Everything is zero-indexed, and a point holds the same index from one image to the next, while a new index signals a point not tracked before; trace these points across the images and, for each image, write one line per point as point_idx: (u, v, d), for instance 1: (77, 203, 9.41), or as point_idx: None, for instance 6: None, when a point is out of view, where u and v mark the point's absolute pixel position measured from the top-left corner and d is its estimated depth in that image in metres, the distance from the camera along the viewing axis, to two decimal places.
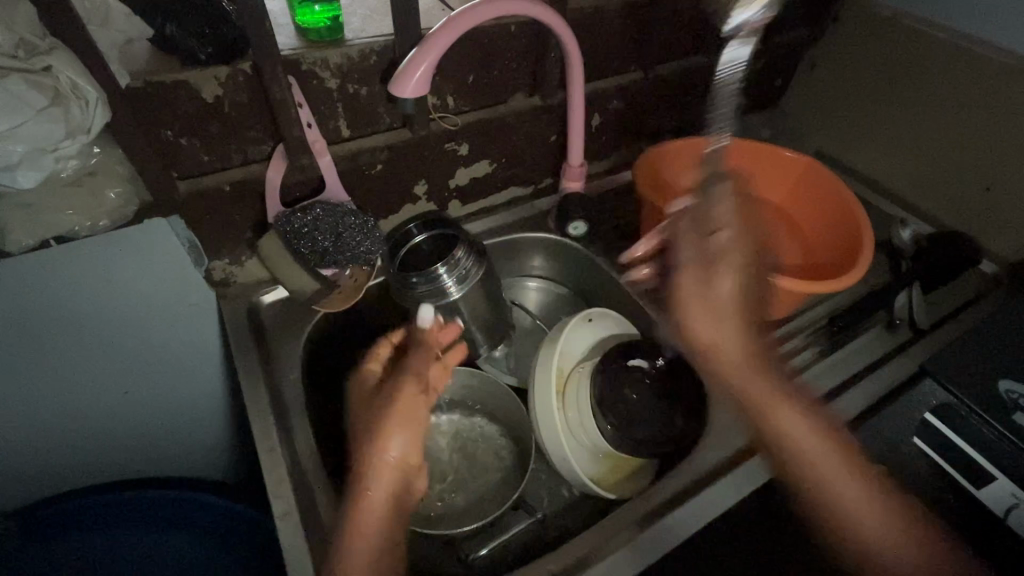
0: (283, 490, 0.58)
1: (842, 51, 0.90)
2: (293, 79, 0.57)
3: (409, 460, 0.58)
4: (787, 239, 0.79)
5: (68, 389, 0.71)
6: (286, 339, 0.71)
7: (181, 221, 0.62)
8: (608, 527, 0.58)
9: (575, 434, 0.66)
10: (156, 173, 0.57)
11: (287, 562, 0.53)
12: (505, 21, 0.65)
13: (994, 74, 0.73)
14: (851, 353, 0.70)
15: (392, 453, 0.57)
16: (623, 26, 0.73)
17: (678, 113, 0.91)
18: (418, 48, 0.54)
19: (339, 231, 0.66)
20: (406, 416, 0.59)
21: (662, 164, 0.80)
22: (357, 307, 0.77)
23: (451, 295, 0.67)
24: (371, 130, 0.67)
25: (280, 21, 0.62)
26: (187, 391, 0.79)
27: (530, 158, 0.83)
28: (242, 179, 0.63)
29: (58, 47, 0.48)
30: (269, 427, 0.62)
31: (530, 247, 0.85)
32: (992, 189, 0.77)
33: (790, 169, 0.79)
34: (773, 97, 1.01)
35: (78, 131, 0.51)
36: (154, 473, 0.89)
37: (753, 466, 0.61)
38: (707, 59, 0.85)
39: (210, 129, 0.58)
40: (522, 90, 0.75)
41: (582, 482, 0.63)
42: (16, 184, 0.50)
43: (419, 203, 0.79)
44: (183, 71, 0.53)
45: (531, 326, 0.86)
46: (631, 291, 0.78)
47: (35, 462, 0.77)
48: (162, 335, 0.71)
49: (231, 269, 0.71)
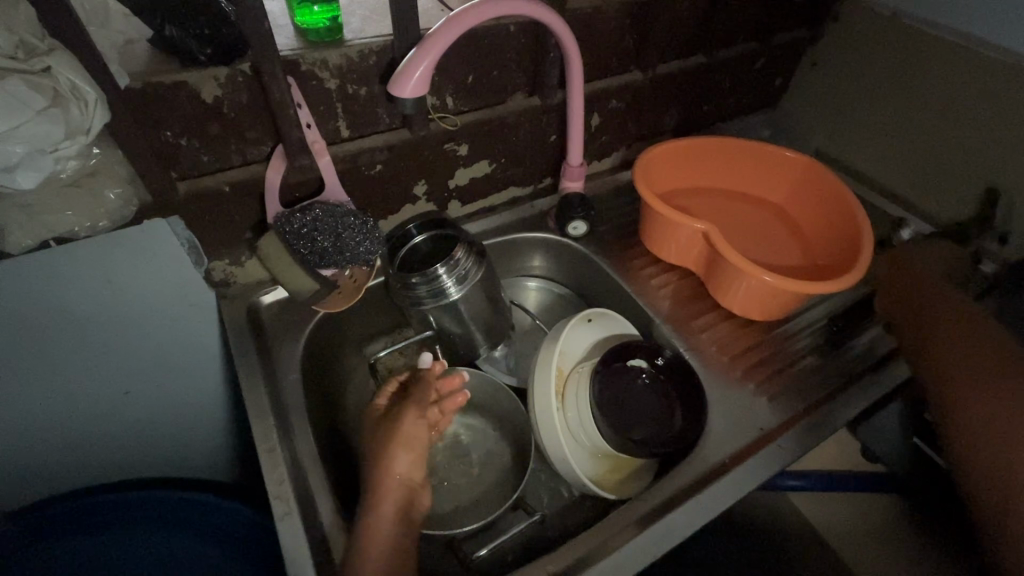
0: (283, 490, 0.58)
1: (842, 51, 0.90)
2: (293, 79, 0.57)
3: (414, 479, 0.61)
4: (788, 238, 0.79)
5: (69, 389, 0.71)
6: (287, 339, 0.71)
7: (180, 221, 0.62)
8: (608, 527, 0.57)
9: (574, 435, 0.66)
10: (156, 173, 0.57)
11: (287, 562, 0.53)
12: (504, 20, 0.65)
13: (994, 73, 0.73)
14: (852, 353, 0.70)
15: (399, 470, 0.61)
16: (622, 26, 0.73)
17: (678, 113, 0.91)
18: (417, 48, 0.54)
19: (339, 231, 0.66)
20: (408, 439, 0.62)
21: (664, 162, 0.79)
22: (357, 307, 0.77)
23: (451, 296, 0.67)
24: (371, 130, 0.67)
25: (280, 22, 0.62)
26: (188, 391, 0.79)
27: (530, 158, 0.83)
28: (242, 180, 0.63)
29: (57, 48, 0.48)
30: (269, 428, 0.62)
31: (530, 247, 0.85)
32: (993, 189, 0.77)
33: (790, 168, 0.79)
34: (773, 97, 1.02)
35: (77, 132, 0.51)
36: (155, 473, 0.89)
37: (754, 466, 0.61)
38: (707, 59, 0.85)
39: (210, 130, 0.58)
40: (522, 90, 0.75)
41: (582, 482, 0.62)
42: (16, 185, 0.50)
43: (419, 203, 0.79)
44: (183, 72, 0.53)
45: (531, 326, 0.86)
46: (631, 290, 0.78)
47: (36, 463, 0.77)
48: (163, 335, 0.71)
49: (231, 269, 0.71)
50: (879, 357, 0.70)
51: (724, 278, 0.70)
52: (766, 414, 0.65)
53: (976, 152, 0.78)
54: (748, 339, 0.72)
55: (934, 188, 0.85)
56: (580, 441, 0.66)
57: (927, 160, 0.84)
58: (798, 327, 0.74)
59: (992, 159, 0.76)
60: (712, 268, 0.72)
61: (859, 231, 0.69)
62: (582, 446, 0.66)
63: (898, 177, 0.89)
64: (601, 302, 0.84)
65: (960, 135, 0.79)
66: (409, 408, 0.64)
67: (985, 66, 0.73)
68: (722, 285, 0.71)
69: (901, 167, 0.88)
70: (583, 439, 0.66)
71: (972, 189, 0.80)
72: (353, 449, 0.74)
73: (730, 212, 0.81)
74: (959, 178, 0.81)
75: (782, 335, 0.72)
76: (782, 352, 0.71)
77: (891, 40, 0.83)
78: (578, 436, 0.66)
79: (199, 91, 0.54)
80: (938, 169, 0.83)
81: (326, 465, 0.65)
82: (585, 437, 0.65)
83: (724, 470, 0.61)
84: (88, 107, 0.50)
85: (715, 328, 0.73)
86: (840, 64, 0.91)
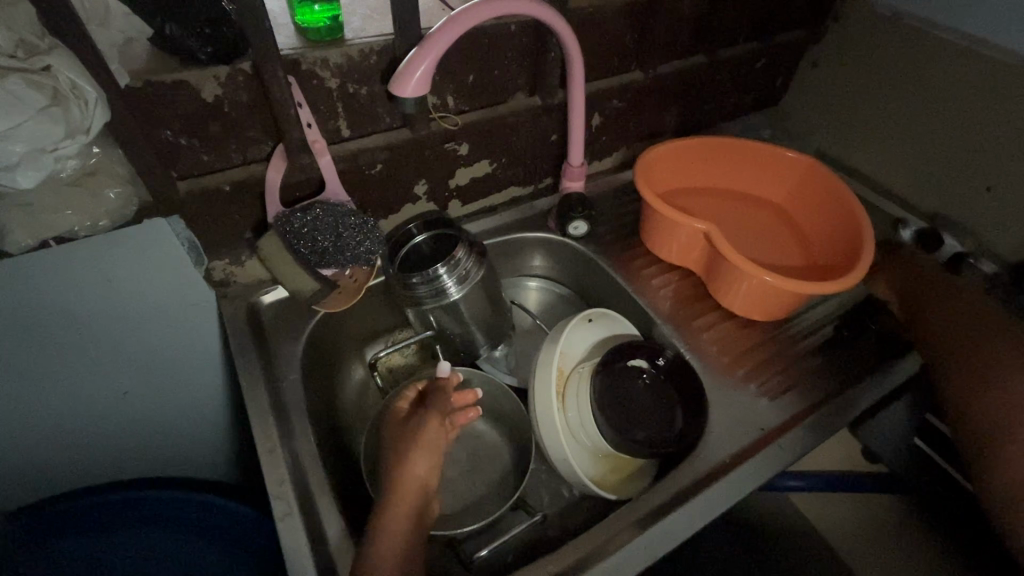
0: (283, 490, 0.58)
1: (843, 51, 0.90)
2: (293, 79, 0.57)
3: (431, 483, 0.60)
4: (789, 238, 0.78)
5: (69, 389, 0.71)
6: (287, 339, 0.71)
7: (180, 220, 0.62)
8: (609, 527, 0.57)
9: (575, 435, 0.66)
10: (156, 173, 0.57)
11: (287, 562, 0.53)
12: (505, 20, 0.65)
13: (995, 74, 0.73)
14: (853, 354, 0.70)
15: (416, 473, 0.59)
16: (623, 26, 0.73)
17: (679, 113, 0.91)
18: (418, 48, 0.54)
19: (339, 231, 0.66)
20: (427, 445, 0.61)
21: (665, 162, 0.79)
22: (357, 307, 0.77)
23: (451, 296, 0.67)
24: (371, 130, 0.67)
25: (281, 21, 0.62)
26: (188, 390, 0.79)
27: (530, 158, 0.83)
28: (242, 179, 0.63)
29: (57, 47, 0.48)
30: (270, 428, 0.62)
31: (530, 248, 0.85)
32: (993, 190, 0.77)
33: (790, 168, 0.79)
34: (774, 97, 1.01)
35: (77, 131, 0.51)
36: (154, 472, 0.89)
37: (753, 467, 0.61)
38: (708, 59, 0.85)
39: (210, 130, 0.58)
40: (523, 90, 0.74)
41: (583, 483, 0.62)
42: (15, 184, 0.50)
43: (419, 203, 0.79)
44: (183, 71, 0.53)
45: (531, 326, 0.86)
46: (631, 289, 0.77)
47: (36, 463, 0.77)
48: (163, 335, 0.71)
49: (231, 269, 0.72)
50: (880, 358, 0.70)
51: (724, 278, 0.70)
52: (767, 414, 0.65)
53: (976, 153, 0.78)
54: (748, 340, 0.72)
55: (934, 189, 0.85)
56: (581, 441, 0.66)
57: (927, 161, 0.84)
58: (798, 328, 0.73)
59: (992, 160, 0.76)
60: (713, 268, 0.72)
61: (859, 232, 0.69)
62: (583, 446, 0.66)
63: (898, 177, 0.89)
64: (601, 302, 0.84)
65: (960, 136, 0.79)
66: (429, 414, 0.63)
67: (985, 66, 0.73)
68: (723, 285, 0.71)
69: (902, 168, 0.88)
70: (584, 439, 0.66)
71: (972, 190, 0.80)
72: (352, 449, 0.74)
73: (730, 212, 0.81)
74: (959, 179, 0.81)
75: (783, 335, 0.72)
76: (783, 352, 0.71)
77: (892, 40, 0.83)
78: (579, 436, 0.66)
79: (199, 91, 0.54)
80: (938, 170, 0.83)
81: (327, 465, 0.65)
82: (585, 437, 0.65)
83: (726, 470, 0.61)
84: (88, 106, 0.50)
85: (715, 328, 0.73)
86: (841, 64, 0.91)
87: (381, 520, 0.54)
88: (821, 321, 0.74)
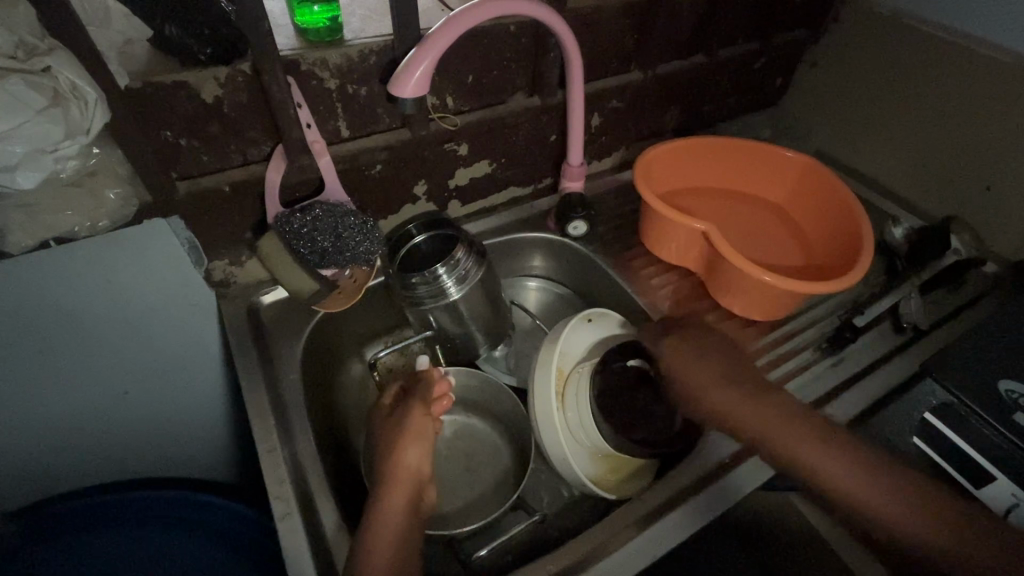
0: (283, 490, 0.58)
1: (842, 51, 0.90)
2: (293, 79, 0.57)
3: (423, 471, 0.60)
4: (787, 238, 0.79)
5: (69, 389, 0.71)
6: (287, 339, 0.71)
7: (180, 221, 0.62)
8: (608, 528, 0.57)
9: (577, 436, 0.65)
10: (156, 173, 0.57)
11: (287, 562, 0.53)
12: (505, 20, 0.65)
13: (994, 74, 0.73)
14: (853, 354, 0.70)
15: (409, 462, 0.59)
16: (623, 26, 0.73)
17: (678, 113, 0.91)
18: (417, 49, 0.54)
19: (339, 231, 0.66)
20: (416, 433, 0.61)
21: (665, 162, 0.79)
22: (358, 307, 0.77)
23: (451, 296, 0.67)
24: (371, 130, 0.67)
25: (281, 22, 0.62)
26: (189, 390, 0.79)
27: (530, 158, 0.83)
28: (242, 180, 0.63)
29: (57, 48, 0.48)
30: (270, 428, 0.62)
31: (530, 248, 0.86)
32: (992, 189, 0.78)
33: (790, 168, 0.79)
34: (773, 97, 1.01)
35: (77, 132, 0.51)
36: (155, 472, 0.89)
37: (748, 470, 0.61)
38: (707, 58, 0.85)
39: (210, 130, 0.58)
40: (522, 90, 0.75)
41: (582, 483, 0.62)
42: (16, 185, 0.50)
43: (418, 203, 0.79)
44: (183, 72, 0.53)
45: (531, 326, 0.86)
46: (631, 289, 0.78)
47: (37, 463, 0.77)
48: (163, 335, 0.71)
49: (231, 268, 0.72)
50: (879, 357, 0.70)
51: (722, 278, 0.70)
52: None
53: (976, 152, 0.78)
54: (748, 340, 0.72)
55: (933, 189, 0.85)
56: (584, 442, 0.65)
57: (926, 160, 0.84)
58: (798, 327, 0.74)
59: (991, 159, 0.76)
60: (712, 268, 0.72)
61: (858, 231, 0.69)
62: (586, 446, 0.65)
63: (897, 177, 0.89)
64: (601, 301, 0.84)
65: (959, 136, 0.79)
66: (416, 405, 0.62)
67: (985, 66, 0.73)
68: (722, 286, 0.71)
69: (900, 167, 0.88)
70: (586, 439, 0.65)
71: (971, 190, 0.80)
72: (352, 448, 0.74)
73: (730, 213, 0.81)
74: (958, 179, 0.81)
75: (781, 335, 0.72)
76: (782, 352, 0.71)
77: (891, 40, 0.83)
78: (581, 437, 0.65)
79: (199, 91, 0.54)
80: (938, 168, 0.83)
81: (327, 465, 0.65)
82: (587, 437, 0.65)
83: (724, 470, 0.61)
84: (88, 107, 0.50)
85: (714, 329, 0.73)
86: (840, 64, 0.91)
87: (380, 518, 0.54)
88: (821, 321, 0.74)
